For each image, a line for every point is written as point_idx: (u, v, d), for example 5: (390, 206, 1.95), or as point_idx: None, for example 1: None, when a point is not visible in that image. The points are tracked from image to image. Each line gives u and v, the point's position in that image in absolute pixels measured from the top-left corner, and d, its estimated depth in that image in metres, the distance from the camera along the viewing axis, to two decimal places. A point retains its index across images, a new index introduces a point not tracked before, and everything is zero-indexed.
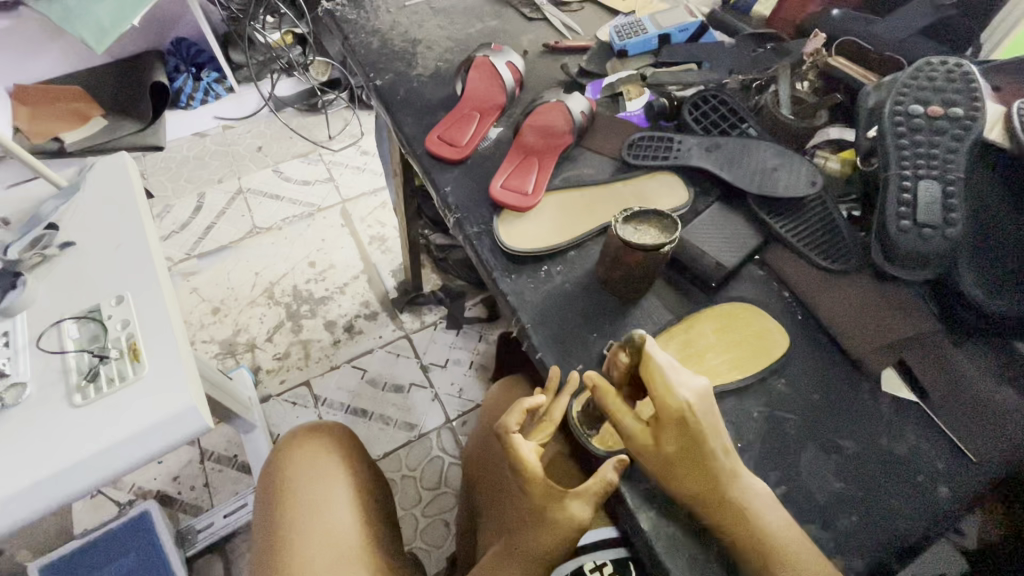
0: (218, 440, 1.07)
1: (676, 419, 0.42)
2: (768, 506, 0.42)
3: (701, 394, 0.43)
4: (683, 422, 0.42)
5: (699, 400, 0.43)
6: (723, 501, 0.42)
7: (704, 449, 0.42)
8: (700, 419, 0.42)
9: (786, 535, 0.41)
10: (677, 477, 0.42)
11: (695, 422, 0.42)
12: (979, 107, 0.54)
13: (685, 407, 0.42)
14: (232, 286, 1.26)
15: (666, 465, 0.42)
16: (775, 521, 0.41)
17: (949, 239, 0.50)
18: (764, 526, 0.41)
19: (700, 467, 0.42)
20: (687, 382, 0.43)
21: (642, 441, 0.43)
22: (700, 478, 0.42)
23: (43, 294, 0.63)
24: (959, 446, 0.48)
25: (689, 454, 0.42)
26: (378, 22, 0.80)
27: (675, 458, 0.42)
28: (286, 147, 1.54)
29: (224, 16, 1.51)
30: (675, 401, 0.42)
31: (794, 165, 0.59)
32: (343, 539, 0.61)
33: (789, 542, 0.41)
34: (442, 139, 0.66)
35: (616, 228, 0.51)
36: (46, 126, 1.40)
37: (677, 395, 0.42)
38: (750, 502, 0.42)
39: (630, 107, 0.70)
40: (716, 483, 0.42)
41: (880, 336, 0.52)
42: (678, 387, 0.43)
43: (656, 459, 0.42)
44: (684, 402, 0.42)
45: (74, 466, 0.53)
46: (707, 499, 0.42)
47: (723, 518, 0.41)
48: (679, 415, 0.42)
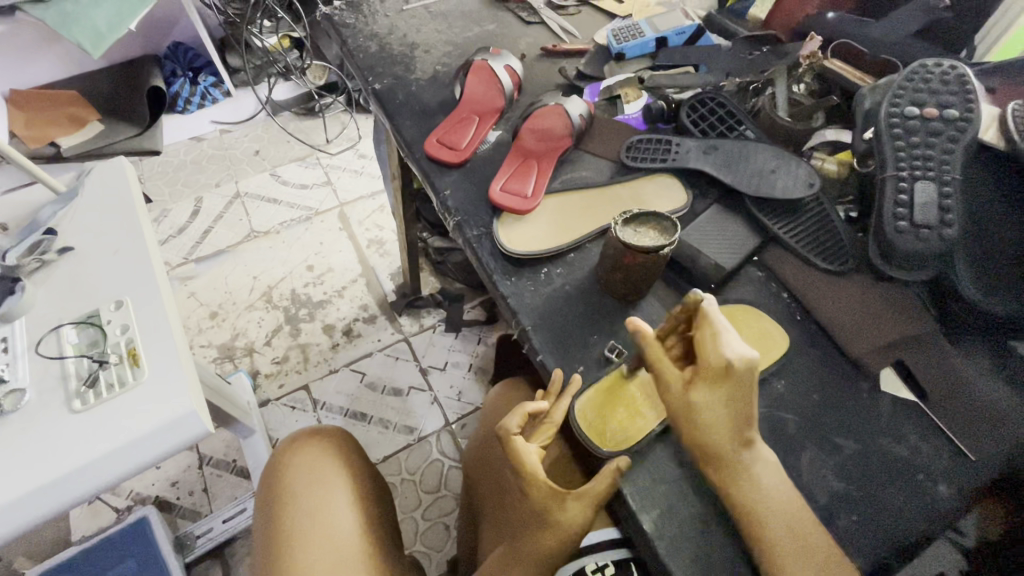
0: (217, 445, 1.07)
1: (714, 375, 0.43)
2: (778, 489, 0.43)
3: (750, 363, 0.42)
4: (722, 383, 0.43)
5: (746, 366, 0.42)
6: (733, 463, 0.42)
7: (730, 407, 0.42)
8: (739, 383, 0.42)
9: (787, 507, 0.42)
10: (699, 431, 0.43)
11: (735, 383, 0.42)
12: (974, 108, 0.55)
13: (727, 366, 0.42)
14: (230, 290, 1.26)
15: (690, 419, 0.43)
16: (778, 492, 0.42)
17: (945, 240, 0.51)
18: (766, 498, 0.42)
19: (721, 424, 0.43)
20: (736, 345, 0.43)
21: (673, 389, 0.44)
22: (718, 437, 0.43)
23: (41, 300, 0.63)
24: (957, 445, 0.49)
25: (716, 412, 0.43)
26: (376, 27, 0.80)
27: (701, 413, 0.43)
28: (283, 150, 1.54)
29: (219, 20, 1.50)
30: (718, 357, 0.43)
31: (791, 167, 0.60)
32: (343, 544, 0.60)
33: (790, 517, 0.41)
34: (441, 143, 0.66)
35: (616, 230, 0.51)
36: (44, 131, 1.39)
37: (721, 353, 0.43)
38: (757, 468, 0.43)
39: (628, 110, 0.70)
40: (730, 444, 0.42)
41: (879, 337, 0.52)
42: (726, 345, 0.43)
43: (680, 408, 0.44)
44: (725, 361, 0.42)
45: (74, 472, 0.53)
46: (718, 456, 0.43)
47: (727, 480, 0.42)
48: (718, 375, 0.43)
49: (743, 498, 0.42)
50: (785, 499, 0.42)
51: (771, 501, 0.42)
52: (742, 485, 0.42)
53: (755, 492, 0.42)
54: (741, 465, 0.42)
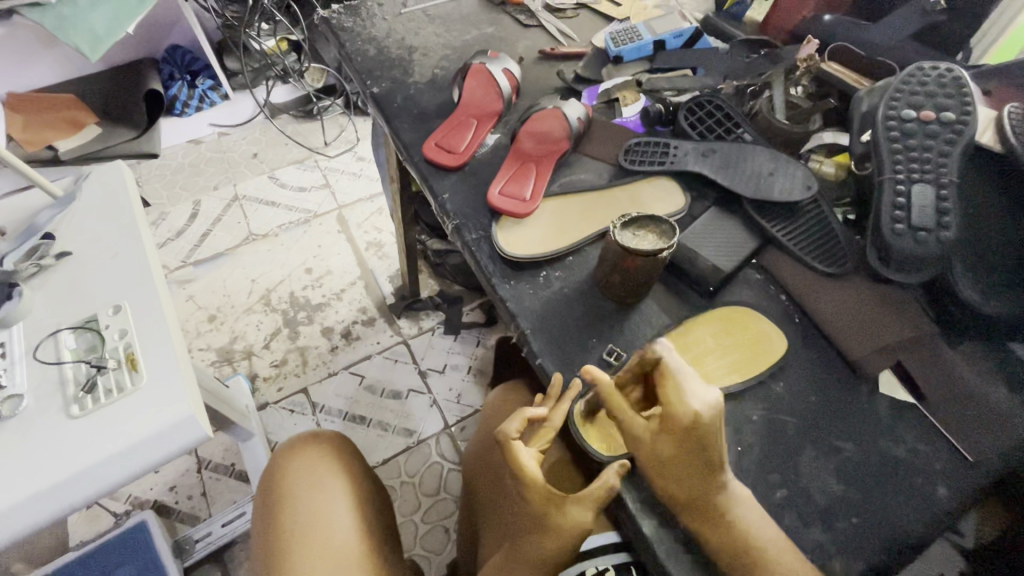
0: (216, 449, 1.07)
1: (680, 428, 0.42)
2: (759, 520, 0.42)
3: (715, 413, 0.41)
4: (689, 434, 0.41)
5: (711, 415, 0.41)
6: (708, 509, 0.42)
7: (700, 456, 0.41)
8: (707, 434, 0.41)
9: (770, 547, 0.41)
10: (669, 479, 0.43)
11: (701, 435, 0.41)
12: (971, 111, 0.55)
13: (693, 418, 0.41)
14: (228, 294, 1.26)
15: (659, 467, 0.43)
16: (761, 531, 0.42)
17: (944, 242, 0.51)
18: (749, 535, 0.41)
19: (691, 473, 0.42)
20: (701, 394, 0.42)
21: (639, 440, 0.44)
22: (688, 485, 0.42)
23: (39, 304, 0.63)
24: (955, 446, 0.49)
25: (685, 461, 0.42)
26: (374, 30, 0.80)
27: (670, 462, 0.43)
28: (282, 153, 1.54)
29: (218, 23, 1.50)
30: (683, 409, 0.41)
31: (790, 169, 0.60)
32: (342, 548, 0.60)
33: (775, 554, 0.41)
34: (439, 147, 0.66)
35: (614, 233, 0.51)
36: (42, 135, 1.38)
37: (687, 404, 0.41)
38: (735, 511, 0.42)
39: (626, 113, 0.70)
40: (703, 491, 0.42)
41: (879, 338, 0.52)
42: (689, 395, 0.42)
43: (649, 456, 0.43)
44: (691, 413, 0.41)
45: (73, 478, 0.53)
46: (692, 502, 0.42)
47: (705, 524, 0.42)
48: (686, 428, 0.41)
49: (721, 540, 0.42)
50: (769, 536, 0.42)
51: (752, 543, 0.41)
52: (720, 529, 0.42)
53: (734, 534, 0.41)
54: (717, 510, 0.42)
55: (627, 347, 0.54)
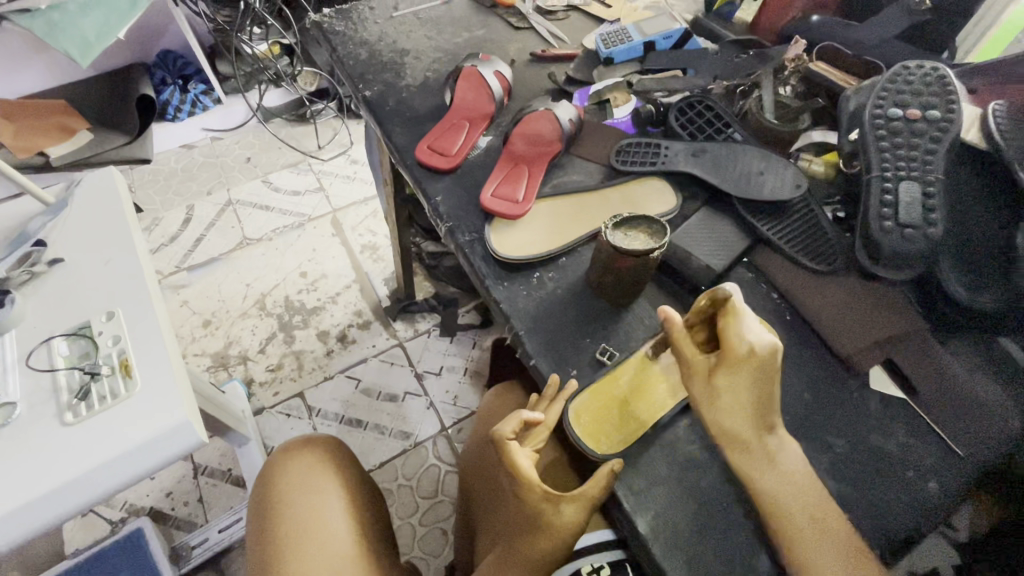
0: (212, 454, 1.06)
1: (736, 360, 0.43)
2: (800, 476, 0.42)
3: (773, 347, 0.42)
4: (745, 366, 0.42)
5: (769, 351, 0.42)
6: (753, 449, 0.42)
7: (755, 391, 0.42)
8: (763, 369, 0.42)
9: (806, 490, 0.41)
10: (721, 413, 0.43)
11: (758, 367, 0.42)
12: (955, 109, 0.56)
13: (748, 352, 0.42)
14: (223, 299, 1.26)
15: (715, 400, 0.43)
16: (799, 474, 0.42)
17: (931, 239, 0.52)
18: (784, 481, 0.41)
19: (747, 408, 0.42)
20: (759, 331, 0.43)
21: (698, 373, 0.45)
22: (741, 420, 0.43)
23: (31, 312, 0.63)
24: (947, 442, 0.49)
25: (738, 398, 0.43)
26: (366, 34, 0.80)
27: (725, 396, 0.43)
28: (275, 157, 1.54)
29: (209, 27, 1.49)
30: (738, 342, 0.43)
31: (779, 168, 0.61)
32: (338, 550, 0.60)
33: (806, 500, 0.41)
34: (432, 149, 0.66)
35: (606, 234, 0.51)
36: (33, 142, 1.36)
37: (742, 337, 0.43)
38: (776, 454, 0.42)
39: (617, 114, 0.71)
40: (752, 429, 0.42)
41: (869, 335, 0.53)
42: (747, 330, 0.43)
43: (705, 390, 0.44)
44: (746, 344, 0.42)
45: (68, 484, 0.53)
46: (741, 440, 0.43)
47: (746, 466, 0.42)
48: (742, 359, 0.42)
49: (759, 484, 0.42)
50: (803, 483, 0.42)
51: (792, 483, 0.41)
52: (761, 471, 0.42)
53: (773, 478, 0.42)
54: (762, 450, 0.42)
55: (620, 346, 0.54)
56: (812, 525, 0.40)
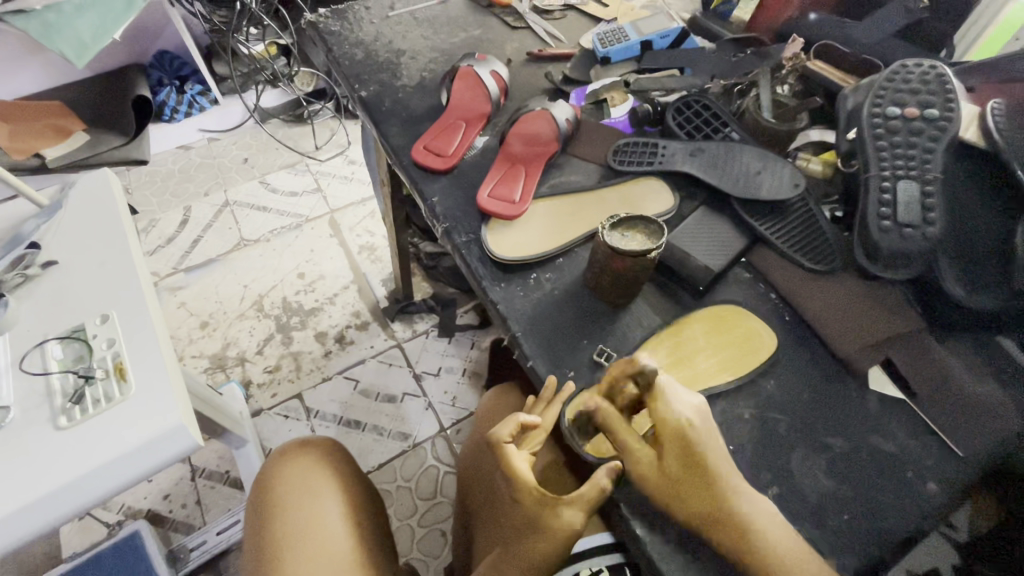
0: (210, 456, 1.06)
1: (676, 435, 0.43)
2: (778, 533, 0.41)
3: (700, 411, 0.45)
4: (686, 441, 0.43)
5: (699, 415, 0.45)
6: (726, 523, 0.41)
7: (703, 464, 0.43)
8: (700, 437, 0.43)
9: (788, 552, 0.40)
10: (680, 496, 0.42)
11: (697, 437, 0.43)
12: (954, 107, 0.56)
13: (685, 424, 0.44)
14: (221, 300, 1.25)
15: (671, 488, 0.43)
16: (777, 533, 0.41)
17: (929, 238, 0.52)
18: (770, 547, 0.40)
19: (701, 485, 0.42)
20: (684, 400, 0.45)
21: (648, 467, 0.43)
22: (701, 500, 0.42)
23: (25, 315, 0.62)
24: (947, 442, 0.49)
25: (693, 474, 0.43)
26: (362, 34, 0.80)
27: (681, 477, 0.43)
28: (272, 158, 1.53)
29: (205, 28, 1.48)
30: (674, 418, 0.44)
31: (777, 167, 0.60)
32: (335, 551, 0.60)
33: (793, 562, 0.40)
34: (428, 150, 0.66)
35: (603, 235, 0.51)
36: (29, 143, 1.36)
37: (674, 412, 0.44)
38: (753, 520, 0.41)
39: (614, 113, 0.70)
40: (721, 504, 0.41)
41: (868, 335, 0.53)
42: (675, 403, 0.45)
43: (662, 483, 0.43)
44: (682, 419, 0.44)
45: (62, 489, 0.52)
46: (716, 522, 0.41)
47: (727, 542, 0.41)
48: (680, 434, 0.43)
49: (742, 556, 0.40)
50: (786, 545, 0.40)
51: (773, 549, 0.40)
52: (745, 544, 0.40)
53: (757, 549, 0.40)
54: (737, 522, 0.41)
55: (618, 348, 0.54)
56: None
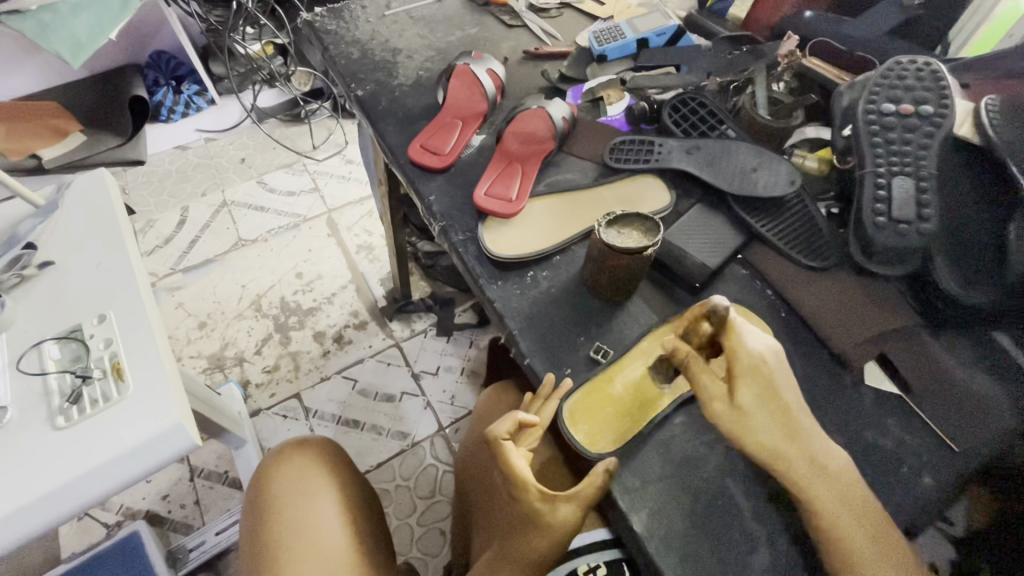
0: (208, 456, 1.06)
1: (751, 371, 0.43)
2: (845, 474, 0.42)
3: (772, 350, 0.44)
4: (760, 377, 0.43)
5: (772, 354, 0.44)
6: (801, 462, 0.42)
7: (774, 398, 0.43)
8: (774, 374, 0.43)
9: (846, 486, 0.42)
10: (757, 436, 0.42)
11: (770, 374, 0.43)
12: (949, 104, 0.56)
13: (760, 358, 0.43)
14: (219, 300, 1.25)
15: (745, 423, 0.42)
16: (838, 466, 0.42)
17: (924, 234, 0.52)
18: (836, 487, 0.42)
19: (774, 420, 0.42)
20: (757, 339, 0.45)
21: (721, 401, 0.43)
22: (777, 436, 0.42)
23: (22, 316, 0.62)
24: (941, 437, 0.50)
25: (766, 409, 0.43)
26: (358, 33, 0.80)
27: (755, 411, 0.43)
28: (270, 157, 1.53)
29: (201, 27, 1.47)
30: (748, 352, 0.44)
31: (773, 164, 0.60)
32: (333, 551, 0.60)
33: (850, 496, 0.42)
34: (425, 148, 0.66)
35: (599, 232, 0.51)
36: (24, 143, 1.35)
37: (748, 348, 0.44)
38: (819, 454, 0.42)
39: (610, 111, 0.71)
40: (792, 439, 0.42)
41: (862, 331, 0.53)
42: (748, 338, 0.44)
43: (738, 419, 0.42)
44: (756, 354, 0.44)
45: (60, 489, 0.52)
46: (787, 460, 0.42)
47: (801, 482, 0.41)
48: (755, 370, 0.43)
49: (808, 493, 0.41)
50: (845, 481, 0.42)
51: (834, 483, 0.42)
52: (814, 480, 0.41)
53: (822, 483, 0.41)
54: (809, 459, 0.42)
55: (615, 345, 0.54)
56: (858, 522, 0.41)
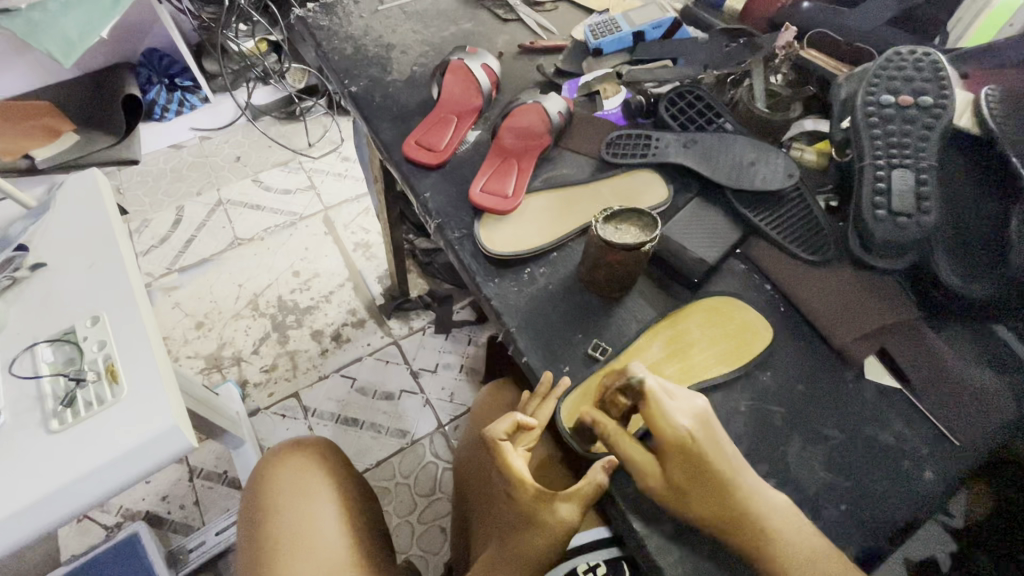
0: (208, 457, 1.05)
1: (677, 447, 0.41)
2: (791, 521, 0.41)
3: (699, 419, 0.42)
4: (688, 451, 0.41)
5: (698, 424, 0.42)
6: (745, 527, 0.41)
7: (705, 471, 0.41)
8: (701, 446, 0.41)
9: (802, 545, 0.40)
10: (692, 504, 0.41)
11: (698, 447, 0.41)
12: (948, 94, 0.56)
13: (686, 433, 0.41)
14: (215, 299, 1.24)
15: (678, 495, 0.42)
16: (783, 518, 0.41)
17: (925, 227, 0.51)
18: (788, 546, 0.40)
19: (709, 491, 0.41)
20: (682, 410, 0.42)
21: (654, 477, 0.42)
22: (712, 505, 0.41)
23: (15, 317, 0.62)
24: (943, 432, 0.49)
25: (699, 482, 0.41)
26: (351, 28, 0.79)
27: (688, 486, 0.41)
28: (265, 155, 1.52)
29: (195, 25, 1.47)
30: (671, 428, 0.41)
31: (771, 158, 0.60)
32: (330, 552, 0.60)
33: (805, 549, 0.40)
34: (420, 144, 0.65)
35: (596, 228, 0.51)
36: (16, 143, 1.33)
37: (675, 424, 0.41)
38: (762, 510, 0.41)
39: (607, 106, 0.70)
40: (732, 505, 0.41)
41: (861, 326, 0.52)
42: (675, 415, 0.42)
43: (667, 489, 0.42)
44: (682, 430, 0.41)
45: (56, 493, 0.52)
46: (729, 525, 0.41)
47: (746, 541, 0.41)
48: (682, 445, 0.41)
49: (759, 553, 0.40)
50: (793, 533, 0.41)
51: (782, 542, 0.40)
52: (759, 540, 0.40)
53: (771, 542, 0.40)
54: (752, 519, 0.41)
55: (613, 342, 0.53)
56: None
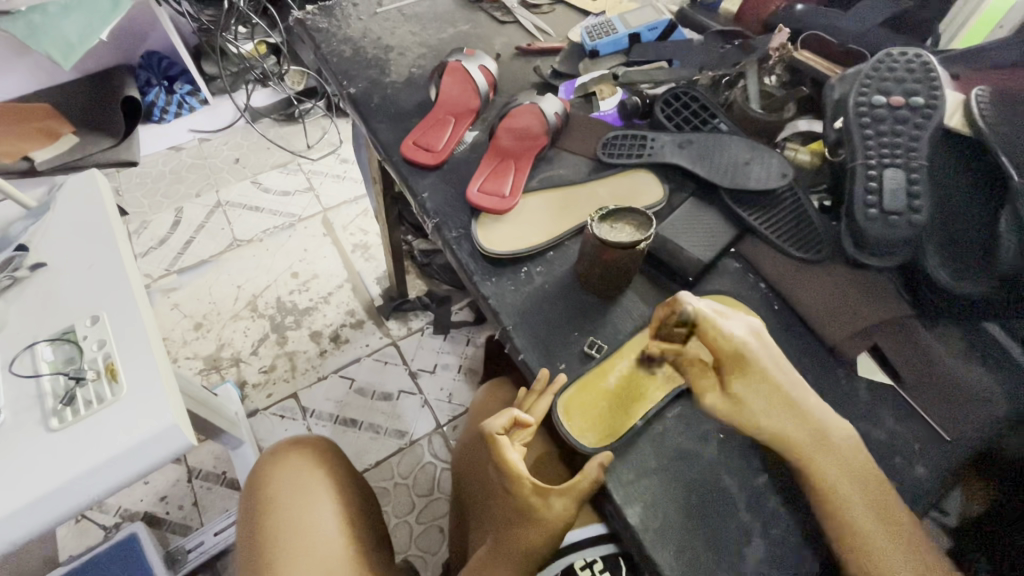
0: (206, 458, 1.05)
1: (734, 360, 0.43)
2: (844, 436, 0.43)
3: (751, 335, 0.44)
4: (744, 363, 0.43)
5: (751, 338, 0.44)
6: (807, 441, 0.43)
7: (762, 381, 0.43)
8: (755, 358, 0.43)
9: (854, 459, 0.43)
10: (754, 419, 0.43)
11: (754, 359, 0.43)
12: (938, 95, 0.56)
13: (742, 346, 0.43)
14: (214, 300, 1.25)
15: (740, 408, 0.43)
16: (839, 436, 0.43)
17: (914, 226, 0.52)
18: (840, 460, 0.42)
19: (771, 402, 0.43)
20: (734, 325, 0.44)
21: (713, 390, 0.44)
22: (775, 417, 0.43)
23: (14, 317, 0.62)
24: (935, 427, 0.49)
25: (756, 391, 0.43)
26: (349, 30, 0.79)
27: (748, 398, 0.43)
28: (264, 157, 1.53)
29: (194, 27, 1.48)
30: (728, 341, 0.43)
31: (765, 158, 0.60)
32: (328, 551, 0.60)
33: (857, 461, 0.43)
34: (418, 145, 0.66)
35: (591, 227, 0.51)
36: (14, 145, 1.33)
37: (728, 335, 0.43)
38: (822, 425, 0.43)
39: (603, 107, 0.70)
40: (792, 417, 0.43)
41: (853, 323, 0.53)
42: (728, 329, 0.44)
43: (729, 403, 0.43)
44: (736, 342, 0.43)
45: (54, 492, 0.52)
46: (787, 433, 0.43)
47: (805, 457, 0.42)
48: (737, 357, 0.43)
49: (810, 462, 0.42)
50: (848, 448, 0.43)
51: (831, 448, 0.43)
52: (817, 451, 0.42)
53: (828, 454, 0.42)
54: (813, 432, 0.43)
55: (610, 340, 0.54)
56: (863, 488, 0.42)
